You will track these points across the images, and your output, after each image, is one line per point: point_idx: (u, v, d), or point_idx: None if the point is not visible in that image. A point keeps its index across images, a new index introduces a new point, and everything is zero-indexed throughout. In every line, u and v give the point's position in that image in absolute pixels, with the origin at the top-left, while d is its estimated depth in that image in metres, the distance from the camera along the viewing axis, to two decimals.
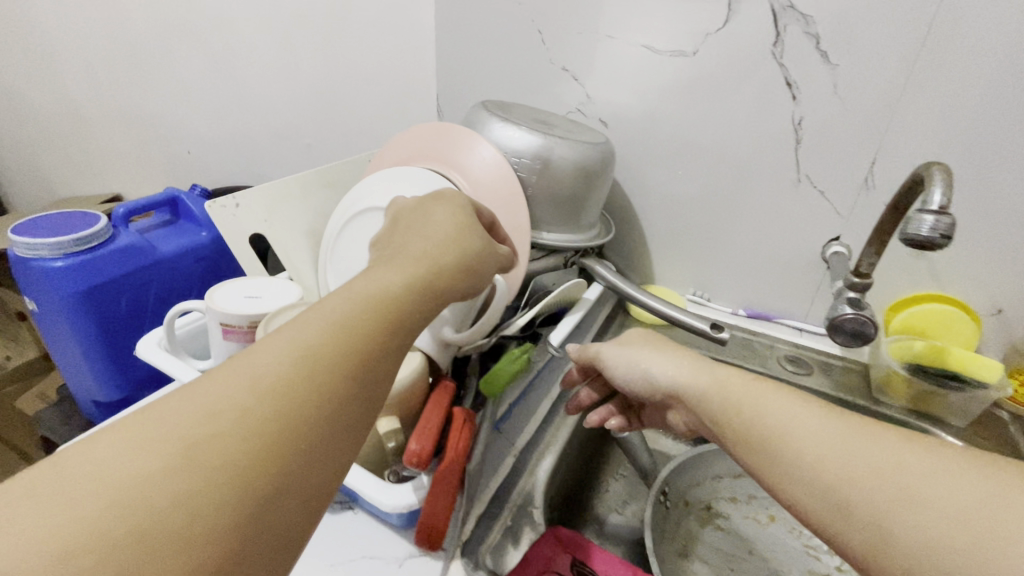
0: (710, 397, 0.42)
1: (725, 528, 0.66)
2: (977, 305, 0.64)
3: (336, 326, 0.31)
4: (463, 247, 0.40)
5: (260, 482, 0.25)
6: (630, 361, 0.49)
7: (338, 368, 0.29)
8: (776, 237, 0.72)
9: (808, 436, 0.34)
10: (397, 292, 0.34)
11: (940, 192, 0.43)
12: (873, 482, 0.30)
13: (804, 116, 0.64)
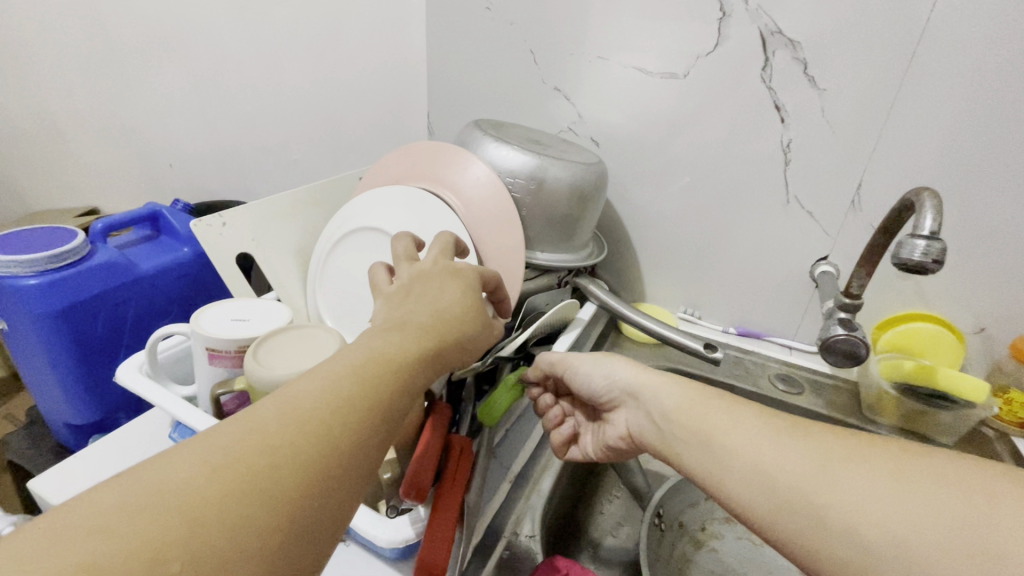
0: (663, 402, 0.43)
1: (720, 550, 0.64)
2: (962, 325, 0.65)
3: (357, 371, 0.32)
4: (477, 320, 0.42)
5: (286, 520, 0.26)
6: (597, 364, 0.50)
7: (359, 413, 0.31)
8: (765, 256, 0.73)
9: (755, 442, 0.36)
10: (414, 364, 0.35)
11: (930, 217, 0.44)
12: (815, 487, 0.32)
13: (793, 138, 0.65)
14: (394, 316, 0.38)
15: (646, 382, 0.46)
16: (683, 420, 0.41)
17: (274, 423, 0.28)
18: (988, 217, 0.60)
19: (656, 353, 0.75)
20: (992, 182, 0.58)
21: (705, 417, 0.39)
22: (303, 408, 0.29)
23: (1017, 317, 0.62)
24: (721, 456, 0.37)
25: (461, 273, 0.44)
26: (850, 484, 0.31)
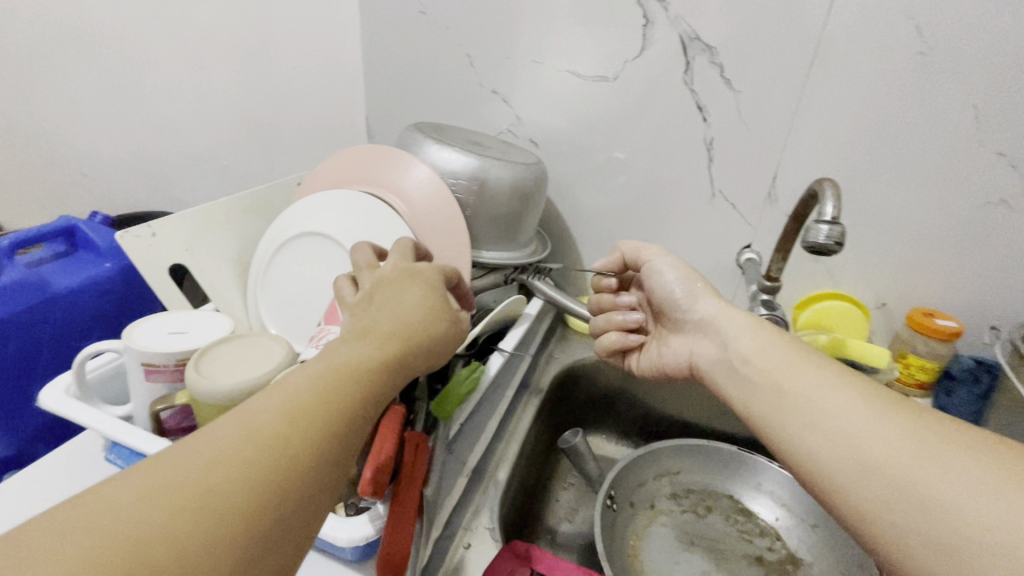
0: (745, 349, 0.45)
1: (669, 524, 0.66)
2: (866, 301, 0.73)
3: (319, 386, 0.32)
4: (447, 328, 0.42)
5: (243, 533, 0.26)
6: (689, 295, 0.53)
7: (319, 427, 0.31)
8: (696, 246, 0.78)
9: (830, 400, 0.37)
10: (379, 374, 0.36)
11: (830, 204, 0.50)
12: (876, 451, 0.34)
13: (714, 136, 0.70)
14: (361, 325, 0.39)
15: (730, 326, 0.48)
16: (765, 365, 0.43)
17: (238, 439, 0.28)
18: (882, 203, 0.67)
19: None
20: (883, 173, 0.66)
21: (785, 369, 0.41)
22: (261, 423, 0.29)
23: (911, 292, 0.70)
24: (797, 412, 0.39)
25: (421, 275, 0.44)
26: (914, 454, 0.32)
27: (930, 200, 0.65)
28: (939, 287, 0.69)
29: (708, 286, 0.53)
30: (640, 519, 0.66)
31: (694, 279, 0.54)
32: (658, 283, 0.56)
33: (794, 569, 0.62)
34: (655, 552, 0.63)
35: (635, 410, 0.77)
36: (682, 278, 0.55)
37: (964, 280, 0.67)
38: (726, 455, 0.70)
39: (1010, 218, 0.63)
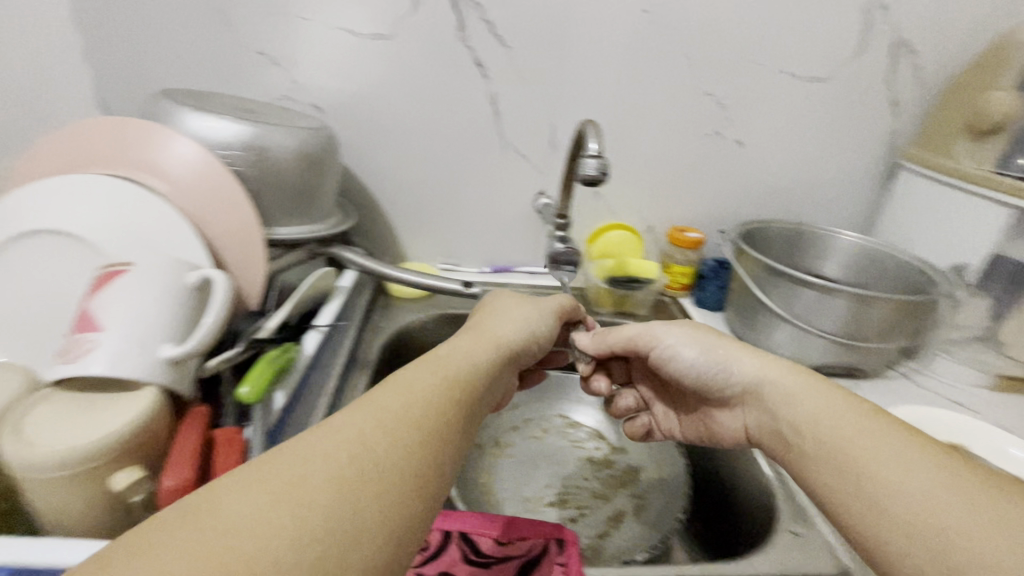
0: (797, 409, 0.42)
1: (514, 453, 0.73)
2: (639, 226, 0.87)
3: (442, 384, 0.36)
4: (528, 336, 0.49)
5: (390, 496, 0.27)
6: (719, 363, 0.50)
7: (440, 409, 0.33)
8: (498, 197, 0.83)
9: (836, 415, 0.39)
10: (479, 373, 0.40)
11: (593, 140, 0.56)
12: (866, 460, 0.35)
13: (496, 91, 0.75)
14: (457, 343, 0.43)
15: (778, 392, 0.45)
16: (785, 400, 0.44)
17: (371, 419, 0.30)
18: (637, 142, 0.79)
19: (425, 305, 0.78)
20: (634, 116, 0.78)
21: (807, 393, 0.43)
22: (393, 406, 0.32)
23: (668, 213, 0.86)
24: (852, 472, 0.36)
25: (496, 296, 0.54)
26: (910, 467, 0.34)
27: (669, 136, 0.79)
28: (686, 206, 0.85)
29: (734, 344, 0.50)
30: (488, 458, 0.71)
31: (718, 343, 0.50)
32: (678, 364, 0.52)
33: (616, 458, 0.73)
34: (506, 478, 0.69)
35: None
36: (694, 348, 0.51)
37: (701, 197, 0.84)
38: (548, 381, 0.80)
39: (720, 144, 0.81)
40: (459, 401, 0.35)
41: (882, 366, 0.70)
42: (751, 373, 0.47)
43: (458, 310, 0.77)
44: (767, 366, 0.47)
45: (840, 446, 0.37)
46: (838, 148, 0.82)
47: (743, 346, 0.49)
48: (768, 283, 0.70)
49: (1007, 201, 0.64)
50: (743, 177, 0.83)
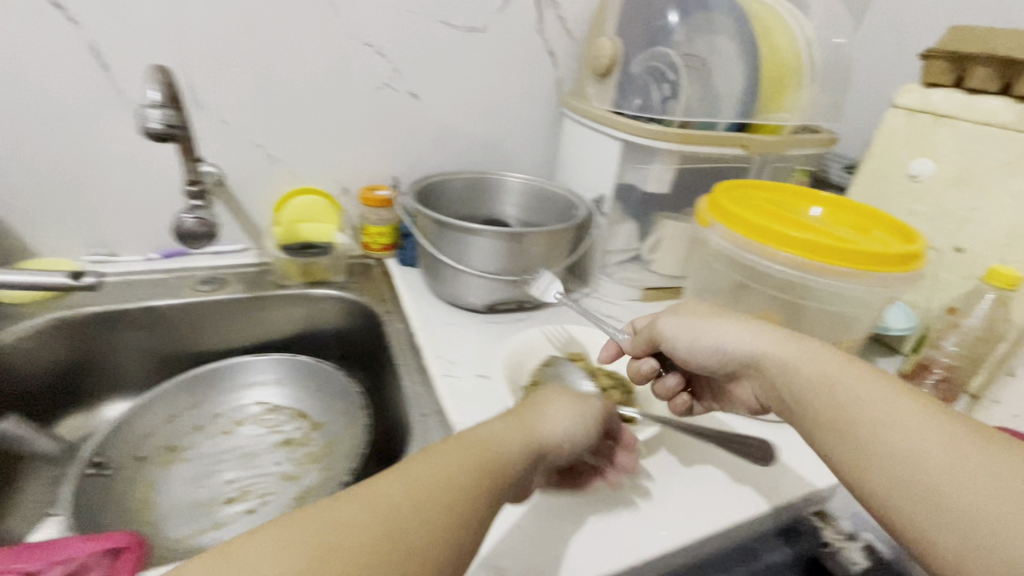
0: (792, 364, 0.41)
1: (190, 458, 0.65)
2: (331, 189, 0.82)
3: (470, 473, 0.35)
4: (564, 422, 0.43)
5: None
6: (696, 335, 0.48)
7: (464, 507, 0.33)
8: (143, 170, 0.70)
9: (855, 377, 0.37)
10: (507, 465, 0.37)
11: (156, 87, 0.47)
12: (884, 432, 0.34)
13: (94, 39, 0.62)
14: (495, 436, 0.39)
15: (784, 355, 0.42)
16: (779, 369, 0.42)
17: (403, 497, 0.31)
18: (299, 97, 0.74)
19: (50, 306, 0.65)
20: (286, 68, 0.71)
21: (814, 357, 0.40)
22: (419, 498, 0.31)
23: (359, 173, 0.82)
24: (847, 423, 0.36)
25: (564, 394, 0.46)
26: (938, 436, 0.32)
27: (336, 90, 0.75)
28: (375, 164, 0.82)
29: (723, 316, 0.48)
30: (150, 470, 0.63)
31: (712, 315, 0.48)
32: (678, 345, 0.49)
33: (313, 435, 0.69)
34: (171, 489, 0.61)
35: (131, 363, 0.70)
36: (694, 326, 0.48)
37: (389, 154, 0.82)
38: (236, 371, 0.73)
39: (394, 97, 0.79)
40: (480, 501, 0.34)
41: (548, 296, 0.78)
42: (759, 339, 0.44)
43: (97, 306, 0.66)
44: (767, 330, 0.44)
45: (834, 401, 0.37)
46: (512, 98, 0.86)
47: (735, 317, 0.47)
48: (439, 235, 0.70)
49: (613, 133, 0.71)
50: (427, 129, 0.83)
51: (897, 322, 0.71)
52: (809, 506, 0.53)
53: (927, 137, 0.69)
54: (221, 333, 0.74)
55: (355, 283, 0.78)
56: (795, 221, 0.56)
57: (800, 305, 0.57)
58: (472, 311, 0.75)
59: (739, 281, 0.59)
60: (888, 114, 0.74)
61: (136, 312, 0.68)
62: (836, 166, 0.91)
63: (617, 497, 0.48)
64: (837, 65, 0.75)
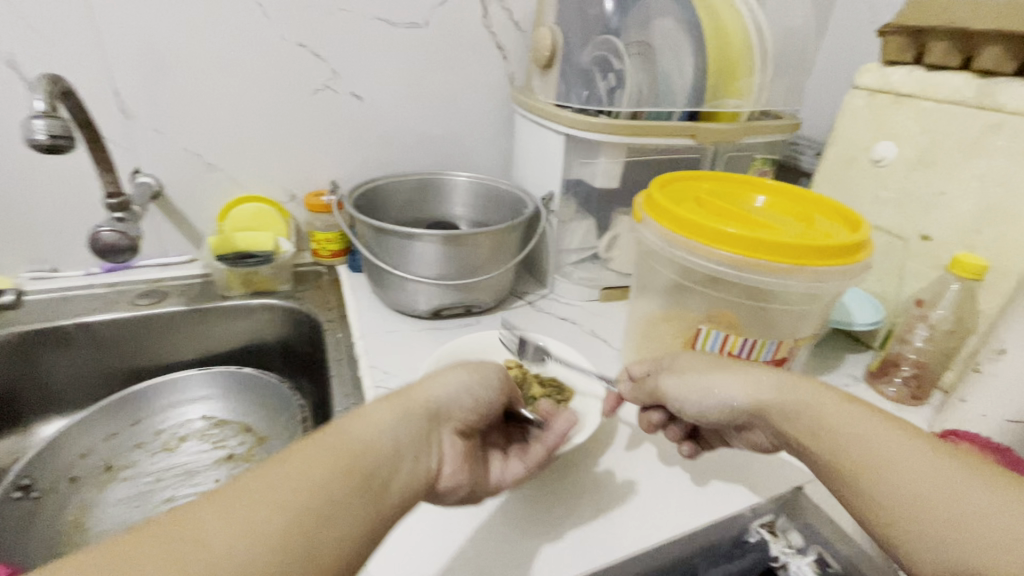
0: (794, 407, 0.39)
1: (130, 476, 0.63)
2: (277, 196, 0.80)
3: (329, 453, 0.30)
4: (446, 386, 0.39)
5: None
6: (699, 390, 0.43)
7: (337, 477, 0.29)
8: (78, 183, 0.69)
9: (856, 418, 0.36)
10: (389, 443, 0.33)
11: (41, 96, 0.48)
12: (892, 475, 0.32)
13: (13, 53, 0.60)
14: (365, 413, 0.34)
15: (786, 399, 0.39)
16: (787, 415, 0.39)
17: (269, 486, 0.27)
18: (234, 103, 0.72)
19: None
20: (218, 74, 0.69)
21: (816, 400, 0.38)
22: (298, 482, 0.28)
23: (305, 178, 0.80)
24: (841, 458, 0.35)
25: (444, 374, 0.40)
26: (942, 477, 0.31)
27: (274, 94, 0.73)
28: (321, 169, 0.80)
29: (721, 364, 0.44)
30: (84, 490, 0.61)
31: (710, 362, 0.45)
32: (684, 400, 0.44)
33: (257, 449, 0.67)
34: (104, 510, 0.59)
35: (70, 379, 0.69)
36: (701, 382, 0.43)
37: (334, 158, 0.80)
38: (179, 387, 0.72)
39: (336, 99, 0.76)
40: (352, 469, 0.30)
41: (497, 299, 0.75)
42: (763, 384, 0.41)
43: (27, 324, 0.64)
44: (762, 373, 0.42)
45: (825, 437, 0.36)
46: (463, 95, 0.82)
47: (736, 364, 0.44)
48: (376, 241, 0.67)
49: (558, 128, 0.69)
50: (374, 131, 0.80)
51: (863, 316, 0.67)
52: (753, 517, 0.50)
53: (889, 118, 0.65)
54: (165, 348, 0.72)
55: (300, 292, 0.76)
56: (736, 213, 0.52)
57: (764, 309, 0.52)
58: (416, 317, 0.72)
59: (681, 280, 0.55)
60: (849, 95, 0.69)
61: (71, 330, 0.66)
62: (807, 154, 0.87)
63: (539, 515, 0.45)
64: (793, 48, 0.71)
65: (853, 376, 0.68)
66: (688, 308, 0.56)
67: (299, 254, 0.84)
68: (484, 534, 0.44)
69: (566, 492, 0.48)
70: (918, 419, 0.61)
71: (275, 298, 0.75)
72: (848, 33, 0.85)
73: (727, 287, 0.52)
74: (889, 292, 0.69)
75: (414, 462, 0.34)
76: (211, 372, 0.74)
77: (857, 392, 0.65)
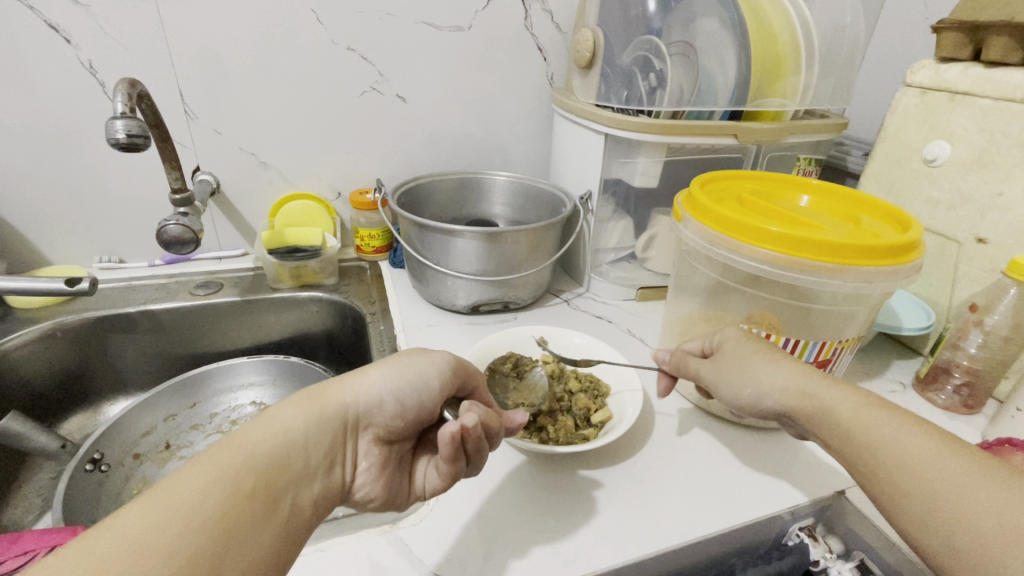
0: (824, 403, 0.38)
1: (187, 456, 0.67)
2: (324, 194, 0.83)
3: (223, 465, 0.30)
4: (363, 386, 0.39)
5: (220, 558, 0.27)
6: (739, 378, 0.43)
7: (235, 491, 0.30)
8: (146, 180, 0.74)
9: (871, 417, 0.36)
10: (293, 452, 0.34)
11: (120, 98, 0.53)
12: (903, 473, 0.33)
13: (92, 59, 0.65)
14: (266, 421, 0.34)
15: (812, 393, 0.39)
16: (810, 418, 0.39)
17: (157, 508, 0.27)
18: (287, 105, 0.75)
19: (60, 310, 0.69)
20: (273, 78, 0.73)
21: (833, 399, 0.38)
22: (192, 498, 0.28)
23: (351, 177, 0.83)
24: (858, 451, 0.35)
25: (365, 372, 0.40)
26: (952, 477, 0.31)
27: (323, 96, 0.76)
28: (366, 168, 0.83)
29: (758, 351, 0.43)
30: (146, 467, 0.65)
31: (743, 353, 0.44)
32: (724, 390, 0.44)
33: None
34: None
35: (136, 362, 0.74)
36: (740, 368, 0.43)
37: (379, 157, 0.83)
38: (232, 372, 0.75)
39: (381, 101, 0.79)
40: (251, 479, 0.31)
41: (534, 296, 0.76)
42: (783, 389, 0.40)
43: (99, 310, 0.70)
44: (797, 373, 0.41)
45: (843, 429, 0.36)
46: (503, 97, 0.84)
47: (775, 355, 0.43)
48: (419, 237, 0.69)
49: (598, 128, 0.69)
50: (417, 132, 0.83)
51: (912, 321, 0.65)
52: (793, 520, 0.49)
53: (942, 117, 0.63)
54: (219, 336, 0.76)
55: (345, 286, 0.80)
56: (780, 213, 0.52)
57: (808, 310, 0.52)
58: (455, 312, 0.74)
59: (722, 280, 0.55)
60: (900, 93, 0.67)
61: (135, 316, 0.71)
62: (854, 154, 0.85)
63: (573, 505, 0.46)
64: (842, 45, 0.70)
65: (899, 383, 0.66)
66: (728, 309, 0.56)
67: (343, 250, 0.88)
68: (516, 518, 0.45)
69: (602, 484, 0.48)
70: (970, 428, 0.58)
71: (321, 291, 0.78)
72: (900, 30, 0.83)
73: (770, 288, 0.52)
74: (940, 297, 0.67)
75: (325, 461, 0.35)
76: (263, 359, 0.76)
77: (904, 399, 0.63)
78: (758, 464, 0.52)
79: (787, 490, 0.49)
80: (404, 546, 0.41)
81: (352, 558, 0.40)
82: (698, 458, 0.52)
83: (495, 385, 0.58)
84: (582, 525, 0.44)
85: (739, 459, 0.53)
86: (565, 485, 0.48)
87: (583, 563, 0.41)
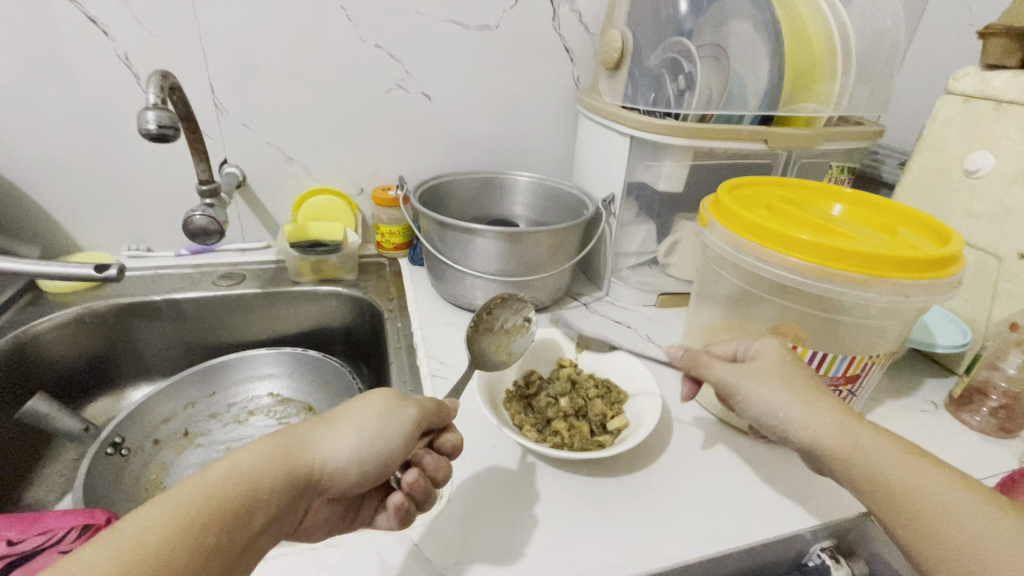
0: (878, 463, 0.36)
1: (205, 444, 0.69)
2: (348, 190, 0.84)
3: (179, 510, 0.28)
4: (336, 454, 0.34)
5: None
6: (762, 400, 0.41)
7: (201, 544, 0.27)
8: (175, 172, 0.76)
9: (911, 468, 0.35)
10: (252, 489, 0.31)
11: (153, 91, 0.54)
12: (945, 526, 0.32)
13: (128, 52, 0.67)
14: (237, 459, 0.32)
15: (865, 450, 0.36)
16: (840, 463, 0.37)
17: (122, 543, 0.25)
18: (315, 101, 0.76)
19: (89, 295, 0.71)
20: (300, 74, 0.74)
21: (873, 447, 0.36)
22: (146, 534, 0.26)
23: (374, 173, 0.84)
24: (885, 498, 0.35)
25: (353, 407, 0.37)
26: (1002, 536, 0.30)
27: (350, 94, 0.77)
28: (389, 165, 0.84)
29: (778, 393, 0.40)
30: (165, 453, 0.66)
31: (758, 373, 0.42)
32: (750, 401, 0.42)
33: None
34: (182, 473, 0.65)
35: (159, 350, 0.75)
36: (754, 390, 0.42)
37: (402, 155, 0.83)
38: (252, 363, 0.75)
39: (407, 99, 0.79)
40: (211, 536, 0.28)
41: (553, 299, 0.76)
42: (811, 421, 0.39)
43: (127, 297, 0.71)
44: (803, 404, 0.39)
45: (874, 478, 0.35)
46: (529, 98, 0.84)
47: (807, 387, 0.41)
48: (439, 236, 0.69)
49: (624, 131, 0.68)
50: (440, 131, 0.83)
51: (947, 338, 0.62)
52: (813, 540, 0.47)
53: (985, 128, 0.61)
54: (241, 327, 0.78)
55: (363, 282, 0.80)
56: (811, 220, 0.50)
57: (836, 323, 0.50)
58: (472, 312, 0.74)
59: (748, 288, 0.53)
60: (941, 102, 0.65)
61: (161, 304, 0.72)
62: (889, 164, 0.82)
63: (585, 510, 0.45)
64: (881, 50, 0.68)
65: (931, 403, 0.63)
66: (753, 320, 0.54)
67: (364, 246, 0.89)
68: (528, 521, 0.44)
69: (616, 492, 0.47)
70: (1007, 454, 0.56)
71: (339, 286, 0.78)
72: (942, 36, 0.80)
73: (798, 298, 0.50)
74: (977, 315, 0.64)
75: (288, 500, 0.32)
76: (282, 352, 0.76)
77: (936, 419, 0.61)
78: (778, 479, 0.50)
79: (807, 508, 0.48)
80: (411, 544, 0.41)
81: (360, 555, 0.40)
82: (716, 470, 0.51)
83: (512, 394, 0.57)
84: (595, 534, 0.43)
85: (758, 473, 0.51)
86: (578, 491, 0.47)
87: (594, 571, 0.40)
